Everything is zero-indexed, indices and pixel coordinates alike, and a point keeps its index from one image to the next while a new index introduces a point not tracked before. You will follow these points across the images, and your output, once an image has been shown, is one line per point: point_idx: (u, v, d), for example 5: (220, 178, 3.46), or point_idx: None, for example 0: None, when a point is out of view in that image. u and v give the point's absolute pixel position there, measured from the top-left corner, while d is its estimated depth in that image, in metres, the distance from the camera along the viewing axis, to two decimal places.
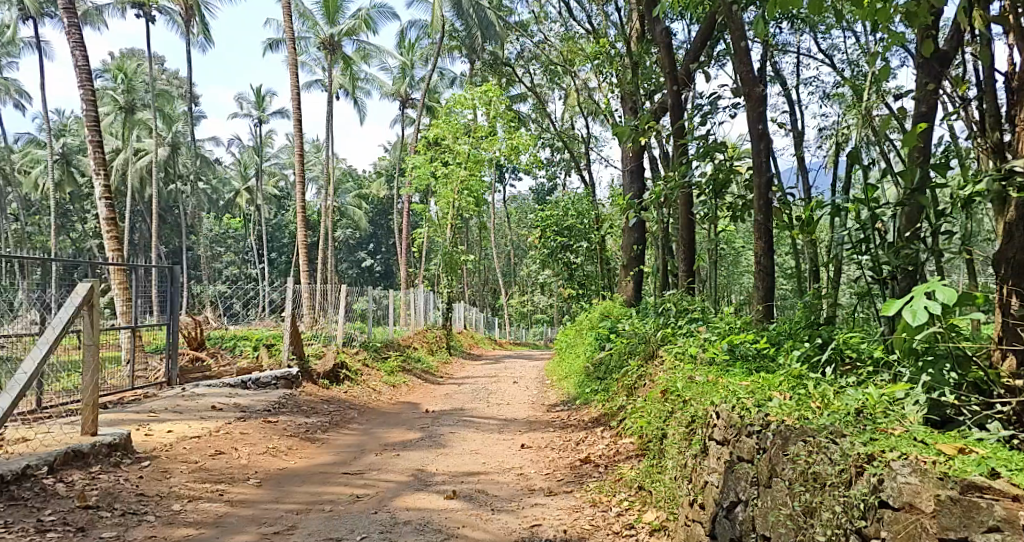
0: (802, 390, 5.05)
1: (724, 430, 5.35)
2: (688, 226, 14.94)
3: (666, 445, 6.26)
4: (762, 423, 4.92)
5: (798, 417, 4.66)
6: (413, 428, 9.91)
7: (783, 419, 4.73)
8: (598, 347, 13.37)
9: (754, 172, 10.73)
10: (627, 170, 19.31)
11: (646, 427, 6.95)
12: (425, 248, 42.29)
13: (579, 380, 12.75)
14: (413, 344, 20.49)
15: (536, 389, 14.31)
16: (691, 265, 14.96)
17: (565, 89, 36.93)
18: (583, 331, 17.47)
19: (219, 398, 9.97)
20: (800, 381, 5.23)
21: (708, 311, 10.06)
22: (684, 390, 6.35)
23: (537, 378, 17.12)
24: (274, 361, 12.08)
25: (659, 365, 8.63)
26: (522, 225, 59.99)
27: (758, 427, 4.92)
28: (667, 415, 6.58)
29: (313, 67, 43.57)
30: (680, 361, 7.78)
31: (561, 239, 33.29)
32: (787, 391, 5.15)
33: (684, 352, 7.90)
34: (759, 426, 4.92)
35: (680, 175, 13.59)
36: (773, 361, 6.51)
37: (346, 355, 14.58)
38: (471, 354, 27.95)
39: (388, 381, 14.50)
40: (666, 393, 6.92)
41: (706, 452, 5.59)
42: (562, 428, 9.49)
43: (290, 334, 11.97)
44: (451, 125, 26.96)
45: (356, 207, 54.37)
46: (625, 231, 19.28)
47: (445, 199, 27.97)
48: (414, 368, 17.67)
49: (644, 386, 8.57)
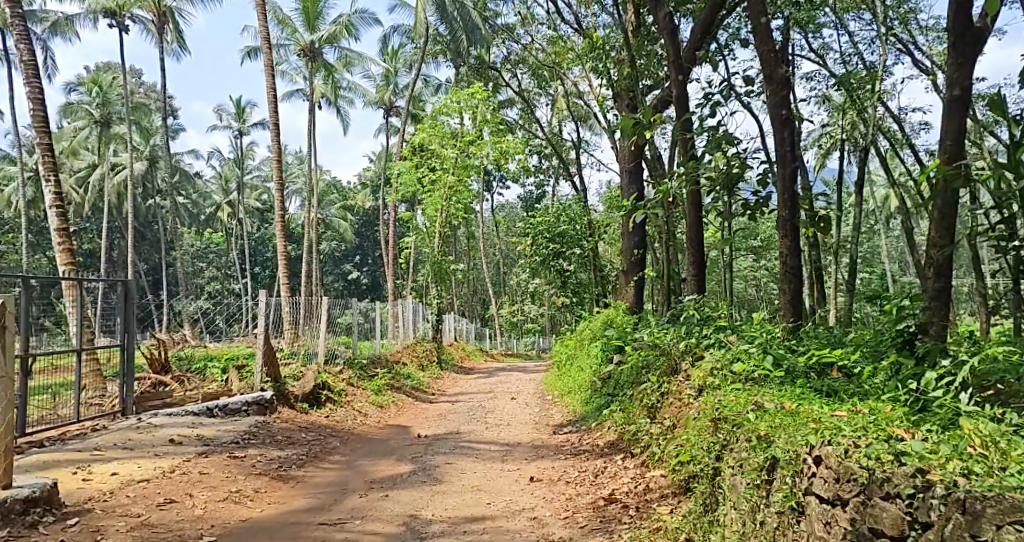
0: (949, 434, 4.32)
1: (833, 484, 4.41)
2: (697, 228, 13.56)
3: (727, 492, 5.27)
4: (910, 484, 4.00)
5: (977, 477, 3.82)
6: (405, 459, 8.68)
7: (957, 484, 3.82)
8: (606, 361, 12.18)
9: (779, 164, 9.44)
10: (625, 171, 18.15)
11: (688, 460, 5.94)
12: (412, 259, 41.02)
13: (587, 397, 11.53)
14: (403, 360, 19.21)
15: (538, 408, 13.07)
16: (701, 269, 13.66)
17: (553, 94, 35.91)
18: (586, 342, 16.24)
19: (179, 430, 8.73)
20: (933, 422, 4.54)
21: (734, 318, 8.87)
22: (750, 422, 5.33)
23: (536, 393, 15.90)
24: (245, 384, 10.83)
25: (686, 381, 7.55)
26: (511, 234, 58.89)
27: (909, 491, 3.98)
28: (723, 446, 5.56)
29: (294, 76, 42.42)
30: (716, 378, 6.79)
31: (554, 246, 32.09)
32: (921, 436, 4.38)
33: (721, 368, 6.90)
34: (909, 490, 3.99)
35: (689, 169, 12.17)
36: (847, 391, 5.66)
37: (329, 374, 13.34)
38: (462, 368, 26.72)
39: (376, 401, 13.27)
40: (714, 419, 5.91)
41: (802, 512, 4.62)
42: (572, 455, 8.28)
43: (262, 352, 10.76)
44: (437, 130, 25.83)
45: (340, 219, 53.08)
46: (624, 234, 17.99)
47: (433, 207, 26.74)
48: (405, 386, 16.40)
49: (669, 407, 7.48)
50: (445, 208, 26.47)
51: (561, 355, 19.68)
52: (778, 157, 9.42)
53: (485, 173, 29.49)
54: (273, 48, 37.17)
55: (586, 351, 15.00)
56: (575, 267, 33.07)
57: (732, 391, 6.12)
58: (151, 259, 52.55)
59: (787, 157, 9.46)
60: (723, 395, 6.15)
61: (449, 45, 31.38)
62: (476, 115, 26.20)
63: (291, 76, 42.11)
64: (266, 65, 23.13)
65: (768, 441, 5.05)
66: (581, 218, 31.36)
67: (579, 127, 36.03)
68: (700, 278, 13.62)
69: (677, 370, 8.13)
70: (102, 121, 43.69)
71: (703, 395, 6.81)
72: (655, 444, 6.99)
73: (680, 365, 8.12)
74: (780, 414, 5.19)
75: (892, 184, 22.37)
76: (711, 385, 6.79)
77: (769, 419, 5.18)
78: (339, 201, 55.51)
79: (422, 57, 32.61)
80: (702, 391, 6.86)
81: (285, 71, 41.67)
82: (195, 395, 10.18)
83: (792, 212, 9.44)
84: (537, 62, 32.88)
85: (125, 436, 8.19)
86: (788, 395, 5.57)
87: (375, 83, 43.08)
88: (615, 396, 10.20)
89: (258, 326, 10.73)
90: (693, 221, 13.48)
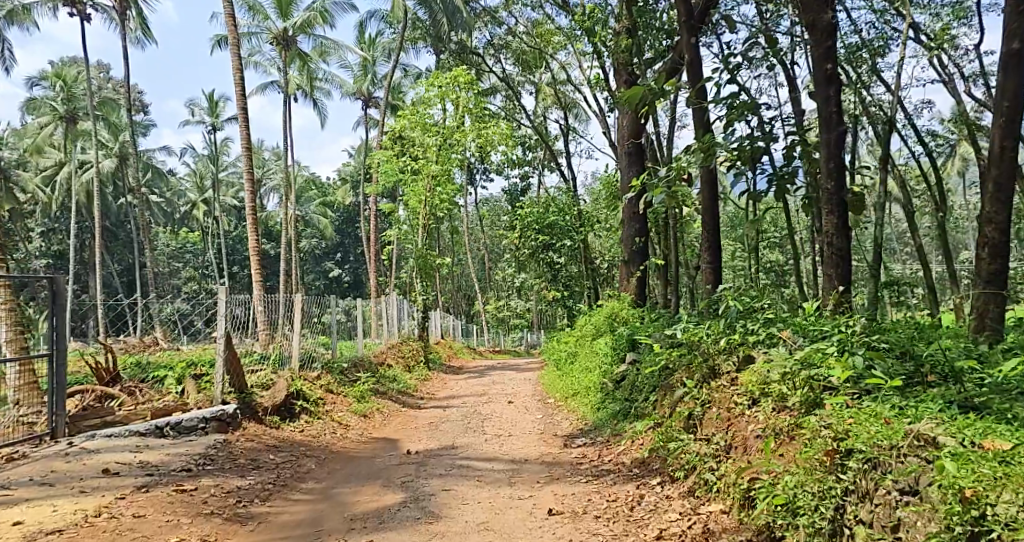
0: None
1: None
2: (712, 211, 12.08)
3: None
4: None
5: None
6: (393, 484, 7.20)
7: None
8: (619, 361, 10.77)
9: (823, 125, 7.98)
10: (623, 153, 16.96)
11: (786, 503, 4.68)
12: (394, 254, 39.52)
13: (599, 402, 10.10)
14: (387, 361, 17.75)
15: (542, 414, 11.67)
16: (716, 257, 12.18)
17: (538, 83, 34.63)
18: (589, 340, 14.88)
19: (118, 458, 7.30)
20: None
21: (779, 308, 7.47)
22: (940, 474, 4.05)
23: (535, 396, 14.51)
24: (204, 397, 9.30)
25: (734, 389, 6.19)
26: (496, 228, 57.50)
27: None
28: (871, 496, 4.33)
29: (267, 66, 40.83)
30: (781, 388, 5.52)
31: (543, 237, 30.76)
32: None
33: (785, 371, 5.61)
34: None
35: (706, 143, 10.67)
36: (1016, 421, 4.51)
37: (304, 381, 11.87)
38: (451, 368, 25.32)
39: (358, 410, 11.84)
40: (832, 454, 4.65)
41: None
42: (595, 477, 6.81)
43: (222, 358, 9.23)
44: (419, 118, 24.35)
45: (320, 216, 51.51)
46: (623, 222, 16.69)
47: (416, 199, 25.24)
48: (391, 391, 14.94)
49: (713, 420, 6.14)
50: (427, 203, 24.96)
51: (558, 352, 18.32)
52: (821, 121, 7.96)
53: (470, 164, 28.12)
54: (244, 37, 35.52)
55: (591, 349, 13.63)
56: (566, 259, 31.80)
57: (846, 414, 4.84)
58: (123, 259, 50.71)
59: (832, 120, 7.97)
60: (833, 420, 4.86)
61: (429, 30, 29.94)
62: (455, 104, 24.72)
63: (264, 67, 40.56)
64: (233, 51, 21.60)
65: (982, 511, 3.82)
66: (571, 210, 29.95)
67: (565, 114, 34.62)
68: (715, 268, 12.15)
69: (714, 371, 6.78)
70: (68, 118, 41.72)
71: (770, 408, 5.54)
72: (704, 467, 5.71)
73: (713, 364, 6.79)
74: (990, 469, 3.95)
75: (896, 167, 21.18)
76: (782, 396, 5.50)
77: (975, 476, 3.93)
78: (318, 198, 53.83)
79: (401, 43, 31.12)
80: (768, 404, 5.57)
81: (258, 61, 40.15)
82: (142, 410, 8.70)
83: (839, 185, 7.93)
84: (521, 45, 31.42)
85: (49, 468, 6.78)
86: (958, 429, 4.37)
87: (353, 73, 41.48)
88: (634, 408, 8.75)
89: (218, 325, 9.25)
90: (707, 204, 12.06)
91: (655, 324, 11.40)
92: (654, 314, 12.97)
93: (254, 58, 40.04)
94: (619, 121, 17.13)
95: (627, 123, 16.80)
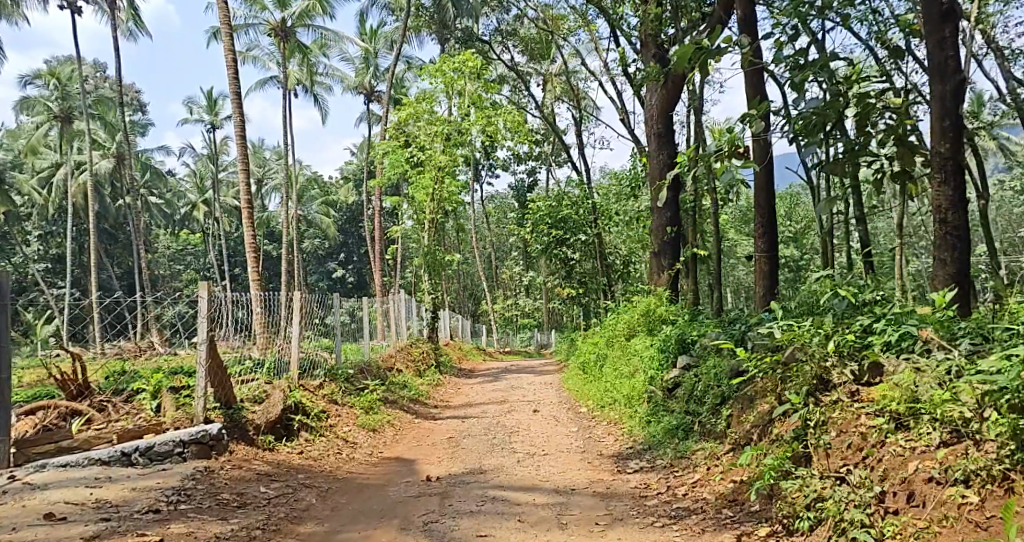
0: None
1: None
2: (766, 193, 10.61)
3: None
4: None
5: None
6: (411, 527, 5.74)
7: None
8: (668, 366, 9.32)
9: (936, 78, 6.49)
10: (652, 134, 16.08)
11: None
12: (400, 253, 38.11)
13: (649, 415, 8.63)
14: (397, 366, 16.23)
15: (577, 427, 10.18)
16: (771, 243, 10.71)
17: (546, 73, 33.15)
18: (621, 343, 13.42)
19: (81, 496, 5.92)
20: None
21: (893, 302, 6.08)
22: None
23: (562, 403, 13.06)
24: (184, 414, 7.77)
25: (874, 409, 5.07)
26: (503, 225, 55.94)
27: None
28: None
29: (265, 62, 39.45)
30: (982, 415, 4.50)
31: (556, 233, 29.23)
32: None
33: (973, 391, 4.63)
34: None
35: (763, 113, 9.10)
36: None
37: (305, 390, 10.44)
38: (463, 370, 23.89)
39: (367, 423, 10.39)
40: None
41: None
42: (674, 520, 5.42)
43: (203, 368, 7.74)
44: (423, 108, 22.80)
45: (323, 215, 50.01)
46: (654, 210, 15.75)
47: (422, 195, 23.65)
48: (402, 400, 13.41)
49: (861, 451, 4.91)
50: (434, 198, 23.37)
51: (584, 354, 16.80)
52: (933, 67, 6.47)
53: (479, 158, 26.58)
54: (241, 30, 34.08)
55: (627, 351, 12.25)
56: (580, 255, 30.22)
57: None
58: (124, 262, 49.42)
59: (947, 68, 6.47)
60: None
61: (434, 16, 28.53)
62: (459, 95, 23.25)
63: (263, 63, 39.15)
64: (227, 37, 20.06)
65: None
66: (584, 202, 28.45)
67: (576, 106, 33.09)
68: (770, 255, 10.70)
69: (813, 376, 5.63)
70: (64, 117, 40.18)
71: (949, 442, 4.58)
72: (846, 514, 4.59)
73: (810, 369, 5.64)
74: None
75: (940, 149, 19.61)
76: (977, 432, 4.49)
77: None
78: (320, 197, 52.33)
79: (405, 32, 29.57)
80: (942, 437, 4.60)
81: (257, 57, 38.83)
82: (106, 431, 7.23)
83: (958, 149, 6.41)
84: (528, 33, 29.89)
85: None
86: None
87: (354, 66, 40.05)
88: (702, 422, 7.33)
89: (201, 327, 7.75)
90: (758, 184, 10.60)
91: (707, 322, 10.02)
92: (693, 317, 11.54)
93: (253, 53, 38.67)
94: (648, 98, 16.09)
95: (655, 101, 15.82)
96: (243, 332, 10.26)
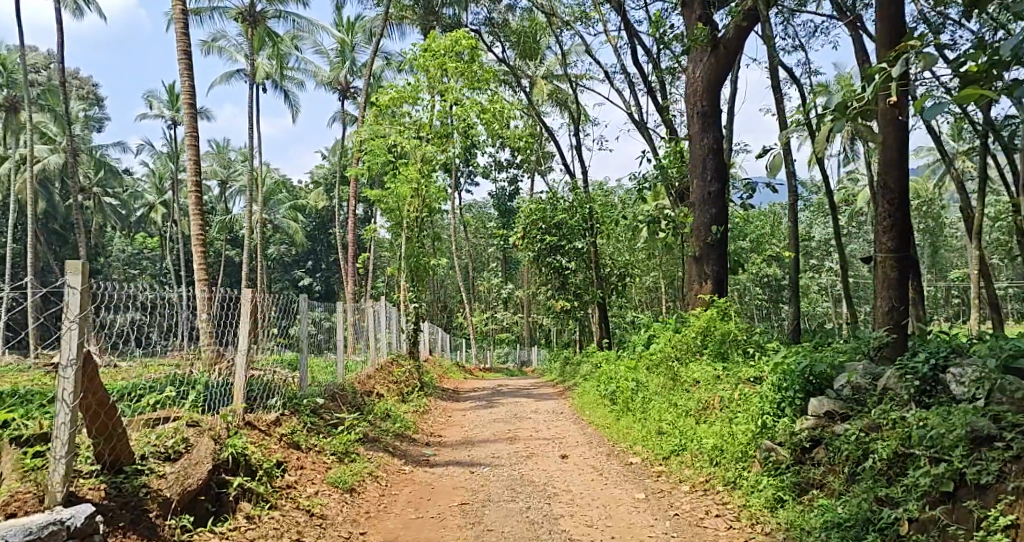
0: None
1: None
2: (897, 168, 7.77)
3: None
4: None
5: None
6: None
7: None
8: (797, 413, 6.38)
9: None
10: (694, 114, 13.21)
11: None
12: (372, 264, 34.84)
13: (778, 490, 5.68)
14: (375, 390, 13.07)
15: (648, 491, 7.16)
16: (904, 237, 7.83)
17: (533, 76, 30.37)
18: (665, 373, 10.34)
19: None
20: None
21: None
22: None
23: (593, 448, 9.96)
24: (32, 489, 4.52)
25: None
26: (481, 235, 52.83)
27: None
28: None
29: (231, 52, 36.24)
30: None
31: (549, 239, 26.03)
32: None
33: None
34: None
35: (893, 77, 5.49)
36: None
37: (255, 432, 7.35)
38: (448, 393, 20.60)
39: (342, 481, 7.33)
40: None
41: None
42: None
43: (63, 411, 4.47)
44: (400, 104, 19.67)
45: (290, 220, 46.29)
46: (697, 206, 13.28)
47: (395, 203, 20.40)
48: (386, 437, 10.29)
49: None
50: (419, 196, 19.87)
51: (607, 379, 13.71)
52: None
53: (461, 159, 23.25)
54: (204, 12, 30.46)
55: (690, 379, 9.44)
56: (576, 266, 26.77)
57: None
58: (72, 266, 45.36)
59: None
60: None
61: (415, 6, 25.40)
62: (444, 92, 19.64)
63: (229, 53, 35.92)
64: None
65: None
66: (579, 210, 25.46)
67: (567, 110, 29.83)
68: (900, 254, 7.90)
69: None
70: (9, 106, 36.10)
71: None
72: None
73: None
74: None
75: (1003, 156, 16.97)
76: None
77: None
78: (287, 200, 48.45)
79: (384, 20, 25.82)
80: None
81: (222, 46, 35.58)
82: None
83: None
84: (521, 25, 26.32)
85: None
86: None
87: (328, 60, 36.77)
88: (919, 520, 4.58)
89: (69, 334, 4.52)
90: (885, 156, 7.78)
91: (831, 351, 7.05)
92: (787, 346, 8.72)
93: (217, 43, 35.46)
94: (690, 71, 13.21)
95: (700, 73, 12.96)
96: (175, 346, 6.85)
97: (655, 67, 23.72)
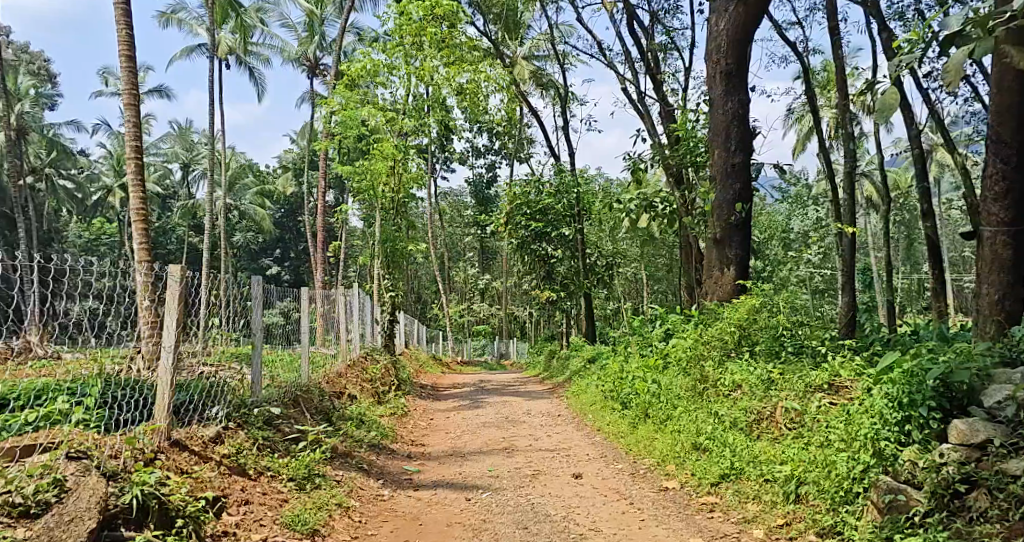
0: None
1: None
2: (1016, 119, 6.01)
3: None
4: None
5: None
6: None
7: None
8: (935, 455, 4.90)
9: None
10: (716, 75, 11.54)
11: None
12: (343, 252, 32.73)
13: None
14: (346, 391, 11.23)
15: (708, 531, 5.56)
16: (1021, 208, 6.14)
17: (516, 53, 28.41)
18: (696, 375, 8.67)
19: None
20: None
21: None
22: None
23: (606, 465, 8.19)
24: None
25: None
26: (457, 225, 50.69)
27: None
28: None
29: (192, 25, 33.99)
30: None
31: (532, 226, 24.04)
32: None
33: None
34: None
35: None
36: None
37: (184, 462, 5.56)
38: (425, 390, 18.69)
39: (301, 521, 5.53)
40: None
41: None
42: None
43: None
44: (371, 76, 17.68)
45: (257, 206, 43.91)
46: (720, 180, 11.57)
47: (364, 183, 18.35)
48: (359, 450, 8.48)
49: None
50: (395, 176, 17.89)
51: (614, 377, 11.95)
52: None
53: (437, 140, 21.21)
54: None
55: (734, 383, 7.75)
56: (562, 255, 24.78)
57: None
58: None
59: None
60: None
61: None
62: (422, 61, 17.65)
63: (190, 26, 33.68)
64: None
65: None
66: (565, 196, 23.48)
67: (552, 90, 27.90)
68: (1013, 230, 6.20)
69: None
70: None
71: None
72: None
73: None
74: None
75: None
76: None
77: None
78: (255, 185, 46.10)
79: None
80: None
81: (182, 19, 33.36)
82: None
83: None
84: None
85: None
86: None
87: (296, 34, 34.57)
88: None
89: None
90: (1002, 103, 6.07)
91: (947, 354, 5.40)
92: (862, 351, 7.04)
93: (177, 15, 33.22)
94: (713, 26, 11.59)
95: (725, 28, 11.26)
96: (108, 337, 5.21)
97: (650, 41, 21.85)
